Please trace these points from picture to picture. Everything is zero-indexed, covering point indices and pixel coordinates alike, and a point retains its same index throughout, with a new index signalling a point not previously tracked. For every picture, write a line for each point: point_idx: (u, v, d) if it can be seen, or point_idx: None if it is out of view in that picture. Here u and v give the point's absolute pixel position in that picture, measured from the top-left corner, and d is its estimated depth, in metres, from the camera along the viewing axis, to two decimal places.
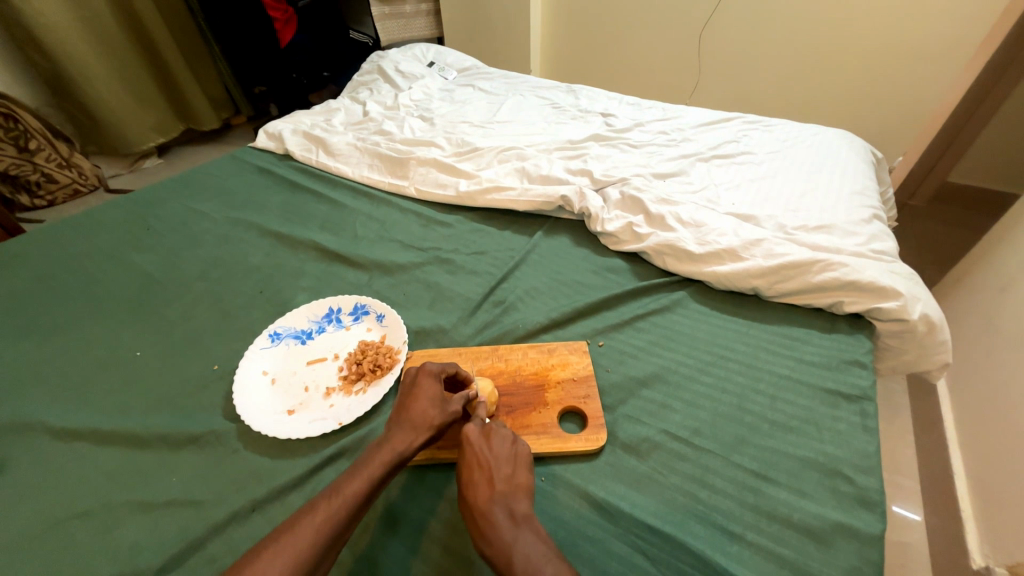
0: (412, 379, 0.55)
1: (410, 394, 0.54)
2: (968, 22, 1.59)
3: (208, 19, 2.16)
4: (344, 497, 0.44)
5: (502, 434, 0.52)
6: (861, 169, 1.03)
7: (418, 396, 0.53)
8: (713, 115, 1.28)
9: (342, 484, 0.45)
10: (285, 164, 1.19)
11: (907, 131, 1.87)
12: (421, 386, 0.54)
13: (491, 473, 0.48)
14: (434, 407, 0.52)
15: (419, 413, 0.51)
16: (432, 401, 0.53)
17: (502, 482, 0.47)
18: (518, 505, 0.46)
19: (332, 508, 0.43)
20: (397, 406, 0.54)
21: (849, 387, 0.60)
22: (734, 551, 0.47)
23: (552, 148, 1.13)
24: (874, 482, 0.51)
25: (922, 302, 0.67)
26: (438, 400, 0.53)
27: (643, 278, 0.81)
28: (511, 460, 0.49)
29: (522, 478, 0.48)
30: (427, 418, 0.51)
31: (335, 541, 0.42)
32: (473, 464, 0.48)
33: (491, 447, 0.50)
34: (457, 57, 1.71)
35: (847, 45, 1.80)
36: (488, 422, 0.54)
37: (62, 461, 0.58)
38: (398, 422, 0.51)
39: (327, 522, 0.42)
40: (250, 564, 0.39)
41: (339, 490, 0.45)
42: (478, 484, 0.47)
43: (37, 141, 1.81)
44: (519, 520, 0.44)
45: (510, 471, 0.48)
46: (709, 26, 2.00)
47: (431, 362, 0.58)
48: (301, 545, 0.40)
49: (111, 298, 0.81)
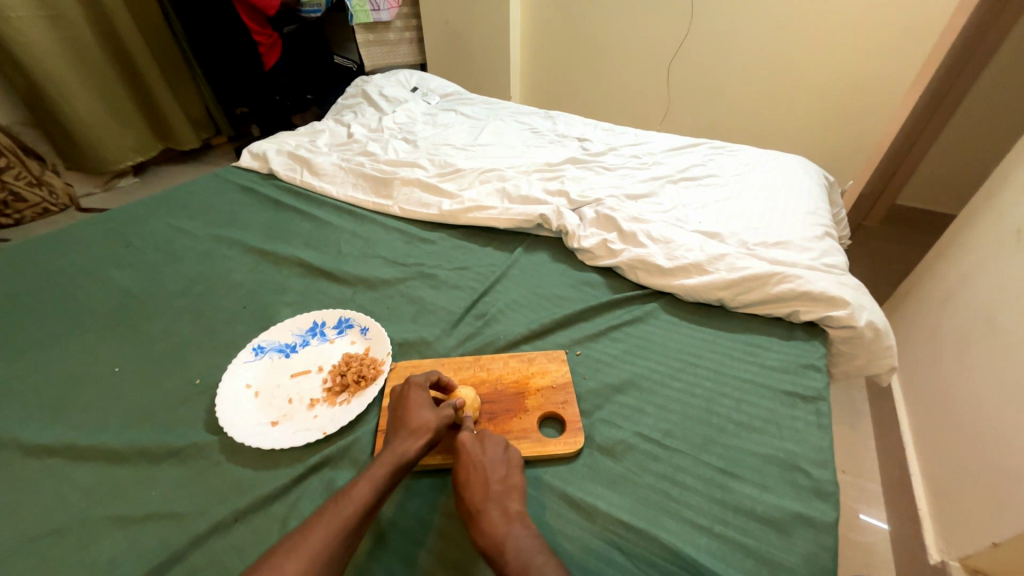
0: (401, 393, 0.58)
1: (404, 405, 0.56)
2: (904, 60, 1.76)
3: (191, 42, 2.21)
4: (351, 501, 0.46)
5: (494, 440, 0.54)
6: (815, 191, 1.11)
7: (411, 406, 0.56)
8: (681, 141, 1.36)
9: (346, 491, 0.47)
10: (268, 183, 1.20)
11: (857, 158, 2.02)
12: (412, 397, 0.57)
13: (486, 475, 0.51)
14: (430, 412, 0.55)
15: (415, 420, 0.54)
16: (426, 408, 0.55)
17: (498, 483, 0.50)
18: (513, 503, 0.48)
19: (340, 512, 0.45)
20: (393, 417, 0.56)
21: (806, 388, 0.65)
22: (703, 542, 0.50)
23: (530, 170, 1.18)
24: (828, 474, 0.55)
25: (868, 310, 0.74)
26: (430, 407, 0.56)
27: (617, 291, 0.85)
28: (504, 463, 0.52)
29: (516, 479, 0.51)
30: (425, 423, 0.53)
31: (346, 542, 0.43)
32: (469, 467, 0.51)
33: (485, 451, 0.53)
34: (439, 82, 1.78)
35: (804, 77, 1.95)
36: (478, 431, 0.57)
37: (37, 477, 0.57)
38: (394, 432, 0.53)
39: (337, 524, 0.44)
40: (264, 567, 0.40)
41: (344, 496, 0.46)
42: (474, 486, 0.50)
43: (8, 159, 1.76)
44: (513, 516, 0.47)
45: (504, 473, 0.51)
46: (676, 60, 2.14)
47: (417, 374, 0.61)
48: (313, 548, 0.42)
49: (89, 315, 0.81)
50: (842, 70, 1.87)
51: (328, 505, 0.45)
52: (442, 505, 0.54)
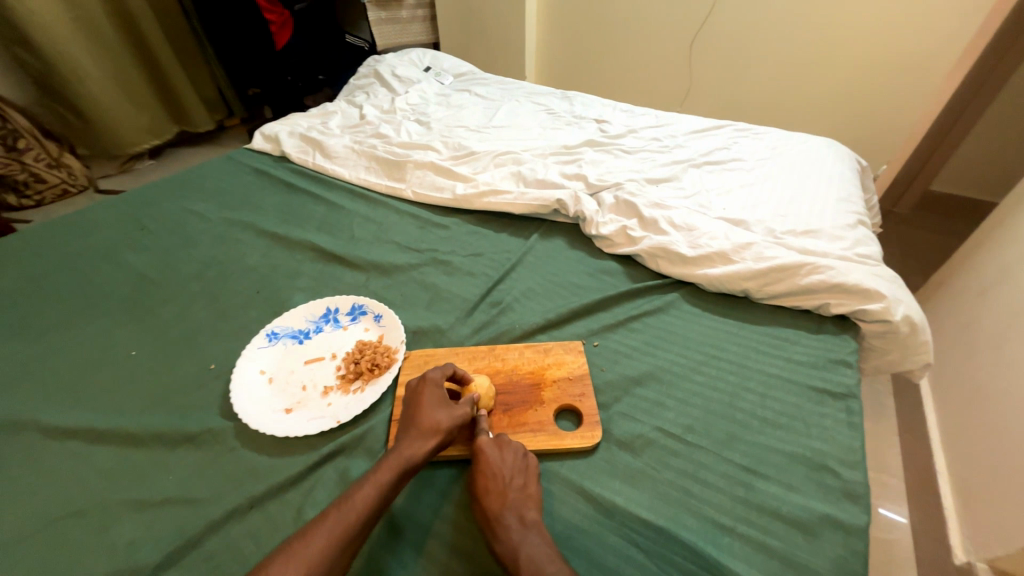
0: (415, 389, 0.57)
1: (416, 403, 0.55)
2: (947, 35, 1.65)
3: (202, 20, 2.17)
4: (358, 501, 0.45)
5: (514, 447, 0.54)
6: (847, 176, 1.06)
7: (425, 404, 0.54)
8: (704, 122, 1.30)
9: (353, 491, 0.46)
10: (281, 166, 1.19)
11: (890, 141, 1.93)
12: (425, 394, 0.55)
13: (504, 483, 0.50)
14: (441, 413, 0.53)
15: (427, 419, 0.53)
16: (439, 406, 0.54)
17: (515, 491, 0.49)
18: (529, 512, 0.48)
19: (346, 512, 0.44)
20: (404, 415, 0.55)
21: (836, 385, 0.62)
22: (725, 543, 0.48)
23: (547, 153, 1.14)
24: (859, 476, 0.53)
25: (905, 304, 0.70)
26: (443, 405, 0.54)
27: (636, 280, 0.82)
28: (522, 472, 0.51)
29: (533, 489, 0.50)
30: (436, 424, 0.52)
31: (352, 543, 0.43)
32: (487, 472, 0.50)
33: (503, 458, 0.52)
34: (453, 62, 1.73)
35: (838, 55, 1.85)
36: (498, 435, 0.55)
37: (57, 460, 0.57)
38: (406, 430, 0.52)
39: (343, 526, 0.43)
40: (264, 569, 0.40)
41: (352, 495, 0.46)
42: (492, 492, 0.49)
43: (25, 141, 1.79)
44: (528, 524, 0.46)
45: (523, 482, 0.50)
46: (700, 35, 2.04)
47: (433, 368, 0.59)
48: (317, 550, 0.41)
49: (105, 298, 0.81)
50: (878, 47, 1.77)
51: (335, 505, 0.45)
52: (456, 497, 0.53)
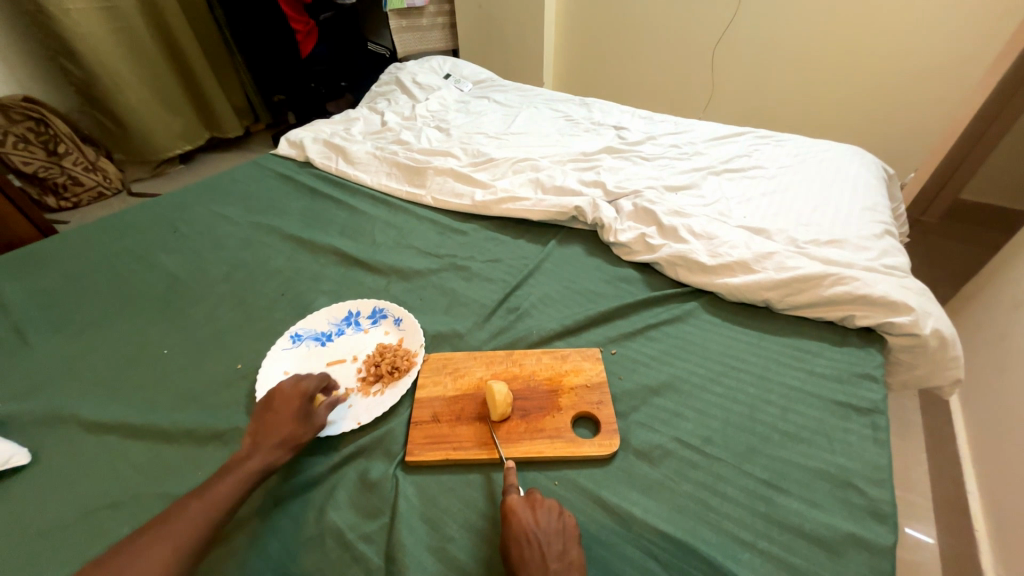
0: (276, 393, 0.57)
1: (277, 408, 0.55)
2: (977, 40, 1.61)
3: (233, 31, 2.28)
4: (186, 518, 0.45)
5: (548, 505, 0.49)
6: (872, 184, 1.03)
7: (284, 410, 0.55)
8: (725, 129, 1.29)
9: (176, 511, 0.45)
10: (305, 171, 1.22)
11: (919, 148, 1.88)
12: (284, 402, 0.56)
13: (542, 551, 0.45)
14: (301, 423, 0.55)
15: (287, 428, 0.54)
16: (300, 412, 0.55)
17: (556, 560, 0.44)
18: None
19: (170, 532, 0.43)
20: (263, 419, 0.55)
21: (860, 400, 0.61)
22: (745, 558, 0.47)
23: (565, 160, 1.15)
24: (886, 494, 0.51)
25: (934, 317, 0.68)
26: (302, 414, 0.56)
27: (655, 288, 0.82)
28: (561, 535, 0.46)
29: (574, 554, 0.45)
30: (295, 434, 0.54)
31: (185, 563, 0.42)
32: (522, 539, 0.45)
33: (538, 520, 0.47)
34: (472, 69, 1.75)
35: (862, 60, 1.82)
36: (529, 491, 0.51)
37: (94, 453, 0.60)
38: (256, 439, 0.52)
39: (169, 549, 0.42)
40: (114, 558, 0.41)
41: (178, 513, 0.45)
42: (530, 562, 0.44)
43: (65, 145, 1.89)
44: None
45: (562, 547, 0.45)
46: (722, 42, 2.03)
47: (307, 376, 0.60)
48: (134, 575, 0.40)
49: (139, 298, 0.84)
50: (905, 54, 1.74)
51: (167, 515, 0.45)
52: (473, 502, 0.53)
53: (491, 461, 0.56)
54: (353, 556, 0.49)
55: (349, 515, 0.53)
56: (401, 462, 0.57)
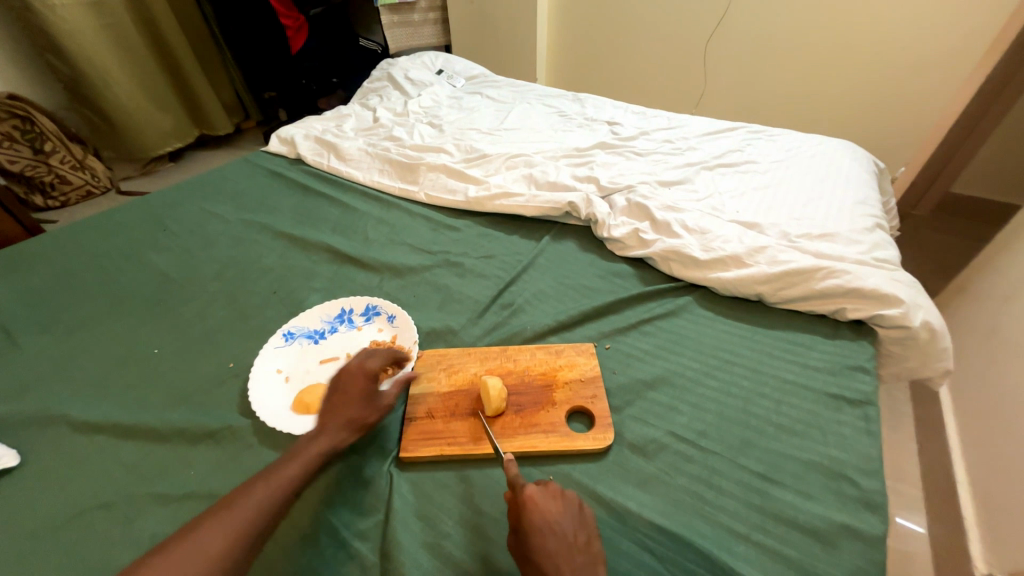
0: (342, 375, 0.57)
1: (345, 390, 0.56)
2: (966, 35, 1.62)
3: (222, 27, 2.24)
4: (255, 498, 0.45)
5: (569, 497, 0.48)
6: (864, 178, 1.04)
7: (351, 393, 0.56)
8: (717, 124, 1.29)
9: (243, 492, 0.46)
10: (297, 168, 1.21)
11: (911, 142, 1.89)
12: (352, 383, 0.56)
13: (568, 543, 0.44)
14: (366, 406, 0.55)
15: (351, 411, 0.54)
16: (365, 395, 0.56)
17: (581, 553, 0.44)
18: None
19: (236, 513, 0.44)
20: (330, 400, 0.56)
21: (852, 392, 0.62)
22: (740, 550, 0.48)
23: (559, 156, 1.15)
24: (878, 484, 0.52)
25: (924, 309, 0.69)
26: (367, 396, 0.56)
27: (649, 283, 0.82)
28: (582, 527, 0.46)
29: (597, 547, 0.45)
30: (360, 417, 0.54)
31: (251, 543, 0.43)
32: (548, 531, 0.45)
33: (561, 511, 0.47)
34: (465, 64, 1.74)
35: (854, 55, 1.82)
36: (546, 482, 0.50)
37: (84, 455, 0.59)
38: (323, 420, 0.53)
39: (235, 530, 0.43)
40: (188, 534, 0.42)
41: (245, 494, 0.46)
42: (557, 553, 0.43)
43: (51, 143, 1.85)
44: None
45: (586, 539, 0.45)
46: (714, 37, 2.03)
47: (371, 356, 0.60)
48: (203, 552, 0.41)
49: (129, 297, 0.83)
50: (896, 50, 1.75)
51: (237, 494, 0.46)
52: (470, 498, 0.53)
53: (486, 457, 0.56)
54: (349, 554, 0.49)
55: (344, 512, 0.52)
56: (396, 459, 0.57)
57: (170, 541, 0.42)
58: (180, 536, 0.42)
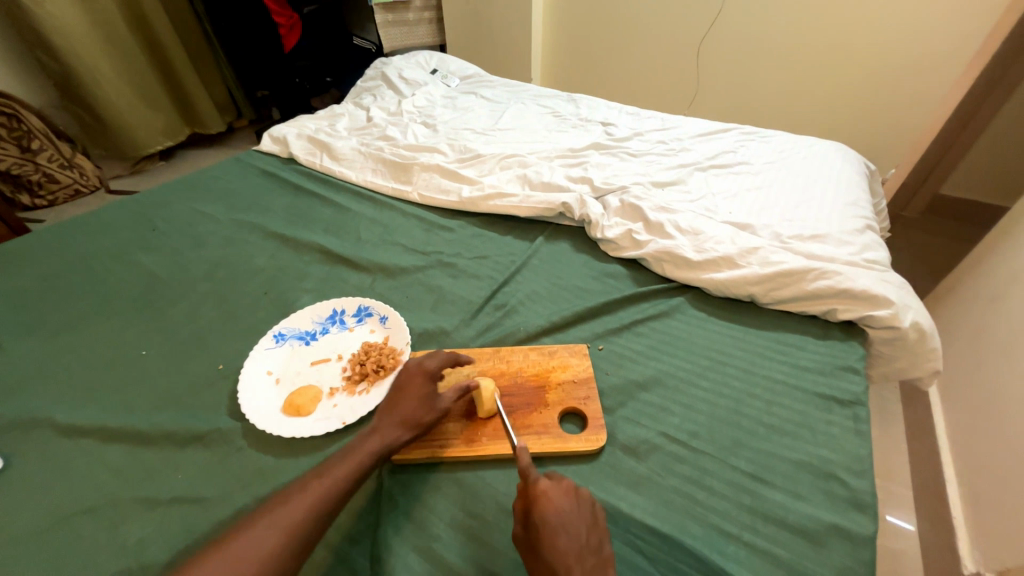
0: (402, 374, 0.58)
1: (404, 389, 0.56)
2: (955, 39, 1.65)
3: (214, 24, 2.21)
4: (309, 495, 0.46)
5: (582, 497, 0.48)
6: (855, 180, 1.05)
7: (408, 392, 0.56)
8: (711, 125, 1.30)
9: (299, 488, 0.47)
10: (289, 168, 1.20)
11: (900, 145, 1.91)
12: (409, 382, 0.57)
13: (581, 544, 0.44)
14: (423, 406, 0.55)
15: (407, 411, 0.54)
16: (423, 395, 0.56)
17: (593, 555, 0.44)
18: None
19: (291, 509, 0.45)
20: (388, 399, 0.56)
21: (843, 392, 0.62)
22: (731, 551, 0.48)
23: (552, 156, 1.15)
24: (867, 484, 0.52)
25: (913, 310, 0.69)
26: (424, 397, 0.56)
27: (642, 284, 0.82)
28: (594, 529, 0.46)
29: (607, 550, 0.45)
30: (416, 417, 0.54)
31: (304, 540, 0.44)
32: (562, 530, 0.44)
33: (574, 511, 0.46)
34: (459, 64, 1.73)
35: (844, 58, 1.84)
36: (560, 479, 0.50)
37: (69, 458, 0.58)
38: (380, 418, 0.54)
39: (289, 526, 0.44)
40: (246, 527, 0.43)
41: (300, 491, 0.46)
42: (569, 554, 0.43)
43: (39, 141, 1.82)
44: None
45: (597, 542, 0.45)
46: (707, 38, 2.04)
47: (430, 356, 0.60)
48: (258, 546, 0.42)
49: (116, 298, 0.82)
50: (886, 52, 1.77)
51: (292, 490, 0.47)
52: (462, 500, 0.53)
53: (479, 458, 0.56)
54: (340, 557, 0.49)
55: (348, 515, 0.52)
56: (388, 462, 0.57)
57: (230, 534, 0.43)
58: (240, 529, 0.43)
